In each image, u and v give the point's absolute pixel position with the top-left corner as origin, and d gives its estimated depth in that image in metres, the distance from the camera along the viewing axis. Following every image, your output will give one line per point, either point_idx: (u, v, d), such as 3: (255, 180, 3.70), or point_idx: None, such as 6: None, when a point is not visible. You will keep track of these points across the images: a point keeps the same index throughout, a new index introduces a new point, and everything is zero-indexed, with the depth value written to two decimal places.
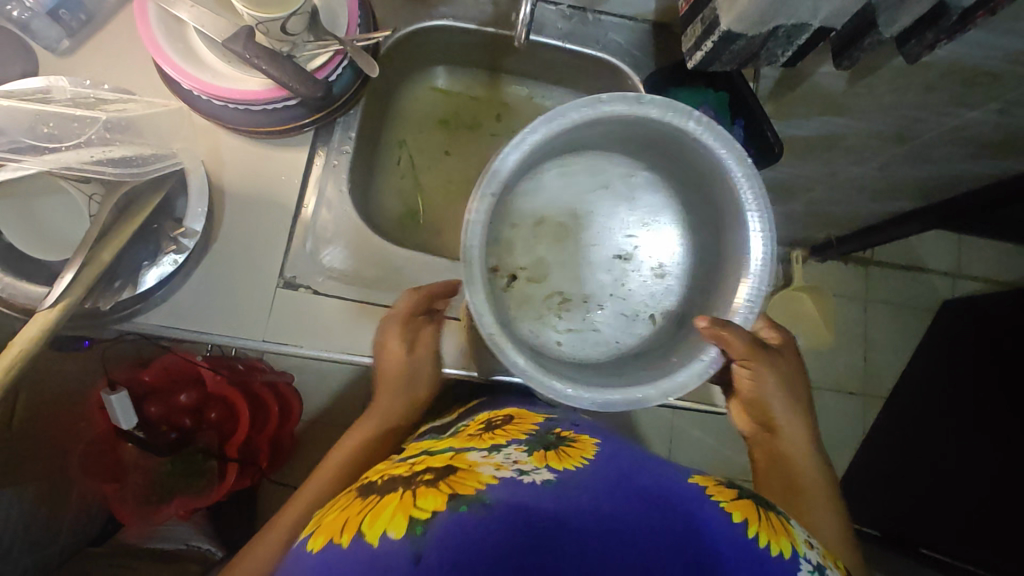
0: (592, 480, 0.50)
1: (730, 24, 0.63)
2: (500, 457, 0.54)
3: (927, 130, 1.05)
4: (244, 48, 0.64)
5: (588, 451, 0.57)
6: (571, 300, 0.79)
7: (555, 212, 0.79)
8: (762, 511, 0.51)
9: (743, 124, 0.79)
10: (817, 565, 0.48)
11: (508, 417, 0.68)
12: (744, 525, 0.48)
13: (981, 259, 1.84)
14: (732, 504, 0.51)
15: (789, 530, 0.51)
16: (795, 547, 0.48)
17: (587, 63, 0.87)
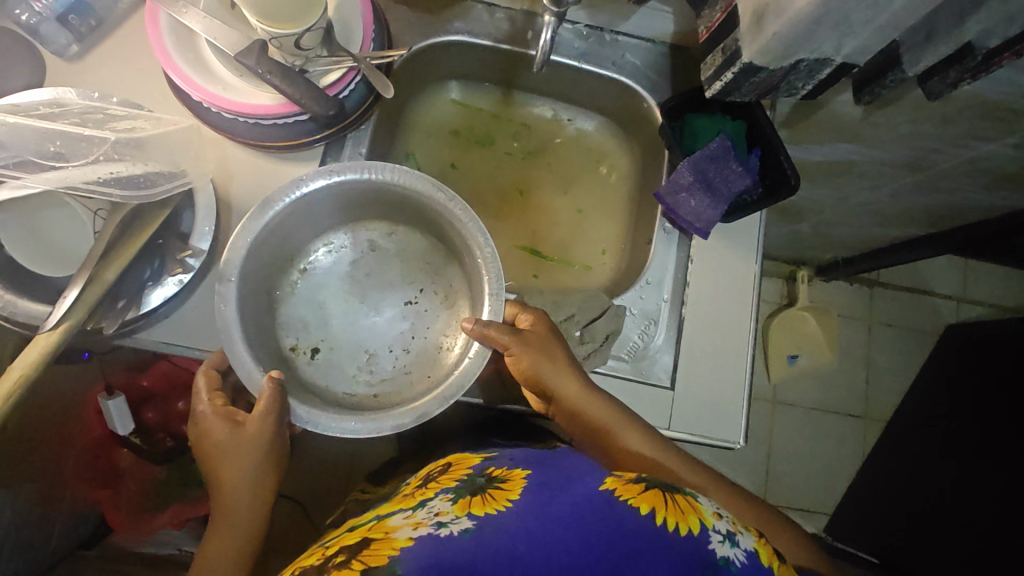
0: (511, 522, 0.52)
1: (752, 58, 0.62)
2: (422, 514, 0.56)
3: (941, 161, 1.04)
4: (257, 63, 0.63)
5: (517, 489, 0.58)
6: (376, 355, 0.78)
7: (332, 285, 0.79)
8: (667, 495, 0.56)
9: (760, 153, 0.76)
10: (727, 535, 0.55)
11: (446, 465, 0.70)
12: (653, 516, 0.52)
13: (986, 284, 1.83)
14: (638, 496, 0.55)
15: (696, 505, 0.57)
16: (703, 522, 0.54)
17: (602, 84, 0.85)
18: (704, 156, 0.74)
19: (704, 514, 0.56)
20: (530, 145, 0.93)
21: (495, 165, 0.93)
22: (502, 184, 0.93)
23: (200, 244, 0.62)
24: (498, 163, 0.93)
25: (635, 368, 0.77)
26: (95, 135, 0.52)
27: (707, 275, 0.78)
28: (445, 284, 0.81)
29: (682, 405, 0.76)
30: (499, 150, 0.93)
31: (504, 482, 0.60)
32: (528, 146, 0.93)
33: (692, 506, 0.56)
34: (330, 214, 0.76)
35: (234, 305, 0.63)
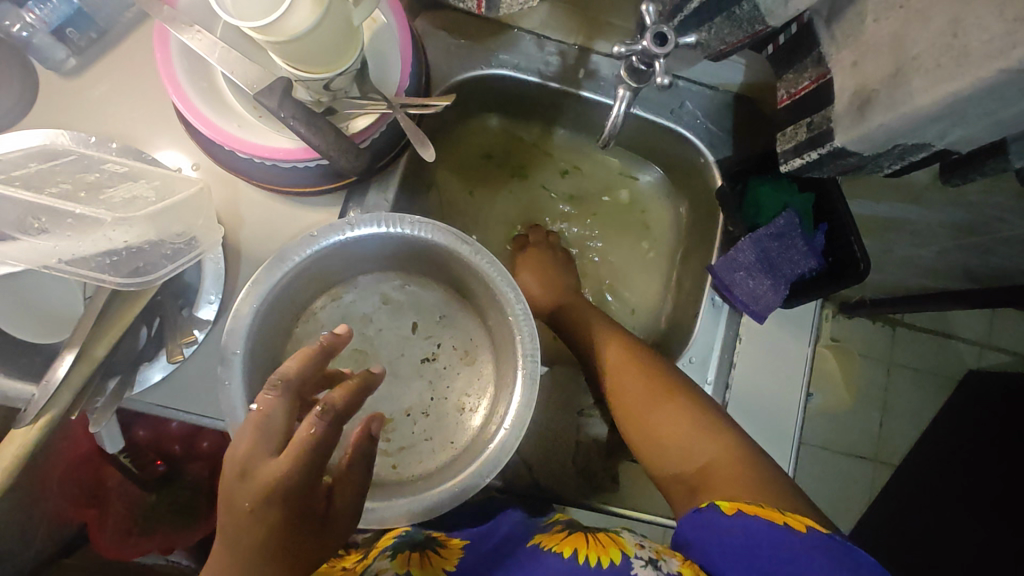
0: None
1: (845, 143, 0.55)
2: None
3: (1004, 230, 0.97)
4: (280, 106, 0.55)
5: (454, 558, 0.55)
6: (389, 426, 0.64)
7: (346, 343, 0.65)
8: (591, 535, 0.52)
9: (828, 229, 0.68)
10: (652, 562, 0.47)
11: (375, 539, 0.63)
12: (573, 559, 0.49)
13: (1012, 331, 1.77)
14: (562, 542, 0.52)
15: (618, 539, 0.51)
16: (625, 552, 0.49)
17: (656, 132, 0.77)
18: (769, 234, 0.67)
19: (628, 543, 0.50)
20: (569, 186, 0.85)
21: (529, 207, 0.85)
22: (534, 228, 0.85)
23: (202, 314, 0.55)
24: (534, 204, 0.85)
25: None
26: (86, 216, 0.44)
27: (756, 358, 0.71)
28: (467, 338, 0.67)
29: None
30: (536, 190, 0.85)
31: (440, 549, 0.56)
32: (568, 187, 0.85)
33: (619, 538, 0.51)
34: (345, 266, 0.62)
35: (239, 376, 0.51)
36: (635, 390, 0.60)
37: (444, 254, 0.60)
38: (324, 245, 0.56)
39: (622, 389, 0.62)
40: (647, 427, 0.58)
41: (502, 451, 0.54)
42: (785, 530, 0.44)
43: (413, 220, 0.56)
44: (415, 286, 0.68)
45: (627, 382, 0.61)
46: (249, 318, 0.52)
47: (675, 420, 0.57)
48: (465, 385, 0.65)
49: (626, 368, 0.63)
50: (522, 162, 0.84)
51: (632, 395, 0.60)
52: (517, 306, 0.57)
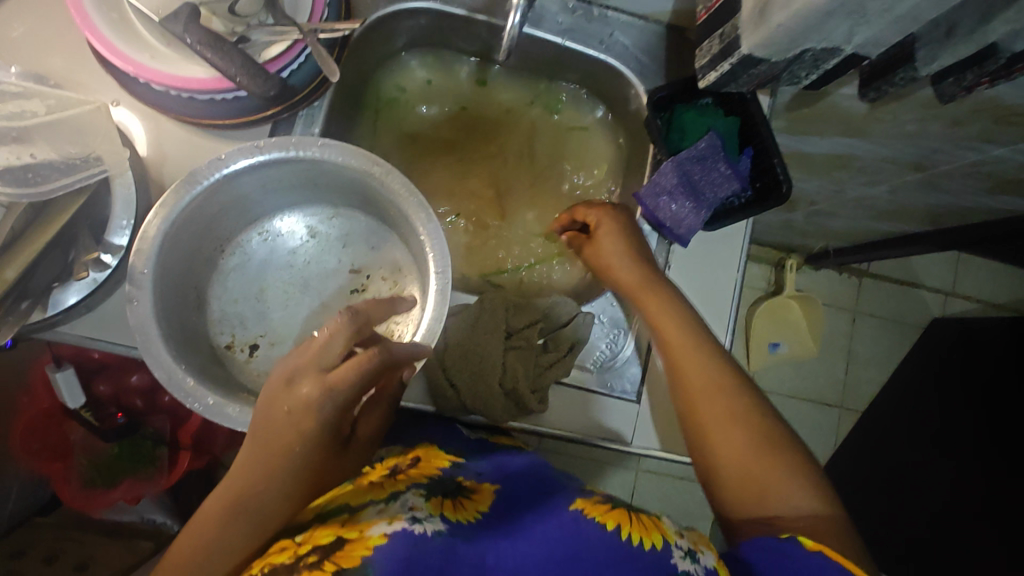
0: (487, 541, 0.49)
1: (752, 48, 0.55)
2: (394, 508, 0.51)
3: (946, 162, 0.98)
4: (186, 31, 0.55)
5: (487, 502, 0.56)
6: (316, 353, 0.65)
7: (276, 275, 0.66)
8: (634, 513, 0.53)
9: (752, 153, 0.70)
10: (690, 553, 0.49)
11: (412, 457, 0.63)
12: (616, 533, 0.49)
13: (975, 278, 1.81)
14: (605, 514, 0.52)
15: (661, 524, 0.52)
16: (666, 539, 0.50)
17: (586, 64, 0.77)
18: (690, 156, 0.67)
19: (667, 530, 0.52)
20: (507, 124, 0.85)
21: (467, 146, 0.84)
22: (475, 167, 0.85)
23: (117, 240, 0.55)
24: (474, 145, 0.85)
25: (595, 379, 0.70)
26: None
27: (686, 284, 0.73)
28: (395, 267, 0.67)
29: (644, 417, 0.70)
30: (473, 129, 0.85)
31: (472, 493, 0.57)
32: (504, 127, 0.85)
33: (658, 522, 0.52)
34: (266, 197, 0.63)
35: (148, 295, 0.51)
36: (738, 421, 0.56)
37: (362, 181, 0.60)
38: (235, 170, 0.56)
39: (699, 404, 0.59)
40: (717, 452, 0.56)
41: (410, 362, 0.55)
42: (820, 558, 0.45)
43: (323, 145, 0.57)
44: (341, 219, 0.68)
45: (705, 402, 0.58)
46: (158, 239, 0.53)
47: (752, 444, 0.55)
48: (393, 311, 0.66)
49: (715, 396, 0.58)
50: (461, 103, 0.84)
51: (721, 428, 0.56)
52: (430, 226, 0.57)
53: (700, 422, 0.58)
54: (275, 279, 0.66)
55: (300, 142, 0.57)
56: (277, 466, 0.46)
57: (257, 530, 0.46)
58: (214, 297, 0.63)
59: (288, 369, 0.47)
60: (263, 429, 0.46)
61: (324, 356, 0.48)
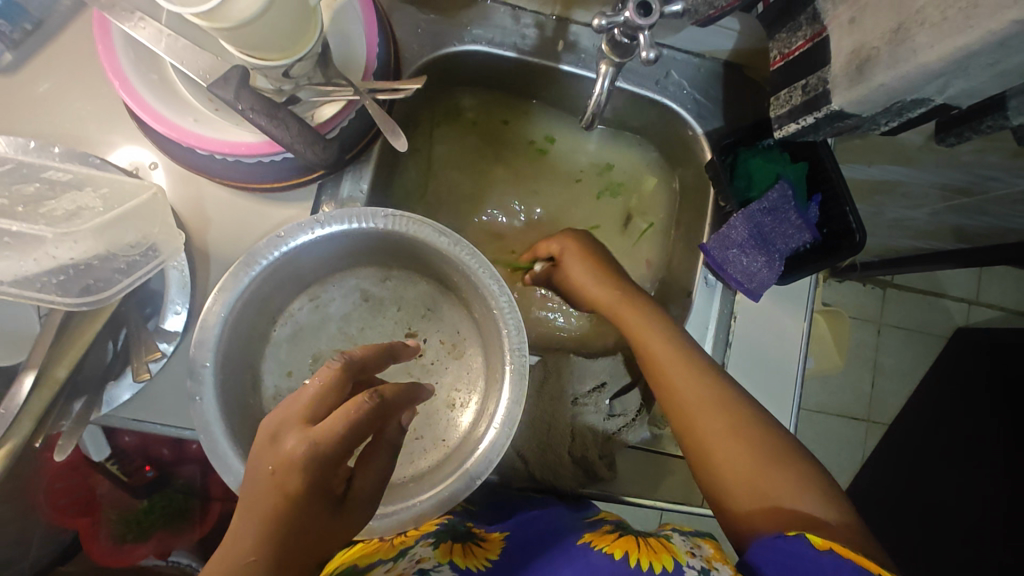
0: None
1: (842, 105, 0.52)
2: (402, 565, 0.50)
3: (996, 189, 0.95)
4: (237, 98, 0.51)
5: (496, 548, 0.54)
6: None
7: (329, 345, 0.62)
8: (640, 540, 0.51)
9: (821, 200, 0.67)
10: (705, 570, 0.48)
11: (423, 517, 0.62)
12: (625, 561, 0.47)
13: (999, 286, 1.79)
14: (612, 544, 0.50)
15: (669, 545, 0.51)
16: (677, 560, 0.48)
17: (640, 104, 0.74)
18: (761, 209, 0.64)
19: (678, 551, 0.50)
20: (556, 167, 0.81)
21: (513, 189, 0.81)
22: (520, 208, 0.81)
23: (169, 325, 0.52)
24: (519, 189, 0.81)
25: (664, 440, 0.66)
26: (24, 233, 0.44)
27: (753, 335, 0.70)
28: (455, 331, 0.64)
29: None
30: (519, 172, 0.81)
31: (482, 541, 0.55)
32: (552, 171, 0.81)
33: (669, 545, 0.51)
34: (318, 266, 0.59)
35: (211, 390, 0.48)
36: (714, 415, 0.54)
37: (425, 250, 0.57)
38: (295, 246, 0.52)
39: (682, 405, 0.56)
40: (706, 453, 0.53)
41: (492, 449, 0.52)
42: (833, 557, 0.41)
43: (385, 219, 0.53)
44: (394, 280, 0.64)
45: (695, 404, 0.55)
46: (219, 330, 0.49)
47: (744, 442, 0.52)
48: (456, 378, 0.63)
49: (709, 403, 0.54)
50: (509, 145, 0.80)
51: (712, 427, 0.53)
52: (504, 299, 0.54)
53: (686, 422, 0.55)
54: (330, 348, 0.62)
55: (361, 215, 0.53)
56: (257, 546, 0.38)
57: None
58: (266, 371, 0.59)
59: (274, 424, 0.42)
60: (245, 496, 0.40)
61: (316, 404, 0.42)
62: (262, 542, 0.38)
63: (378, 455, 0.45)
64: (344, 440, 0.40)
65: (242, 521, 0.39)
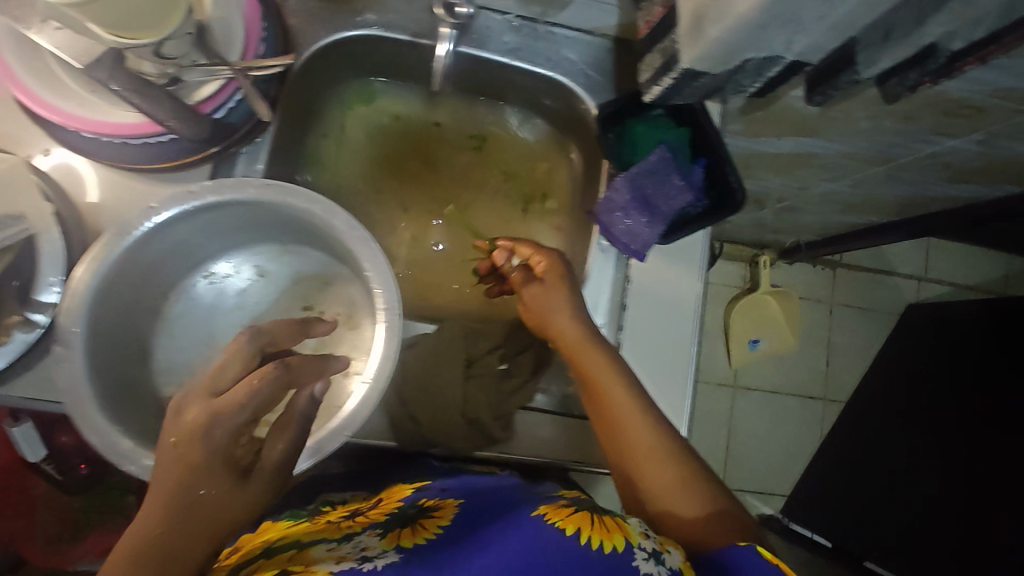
0: (440, 559, 0.46)
1: (691, 63, 0.55)
2: (345, 550, 0.49)
3: (903, 155, 0.98)
4: (111, 78, 0.53)
5: (449, 516, 0.53)
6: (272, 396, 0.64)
7: (222, 322, 0.64)
8: (596, 517, 0.48)
9: (705, 164, 0.69)
10: (656, 553, 0.45)
11: (378, 493, 0.60)
12: (578, 538, 0.44)
13: (947, 262, 1.83)
14: (566, 518, 0.47)
15: (624, 525, 0.47)
16: (630, 539, 0.45)
17: (537, 83, 0.76)
18: (640, 171, 0.67)
19: (633, 531, 0.46)
20: (461, 147, 0.85)
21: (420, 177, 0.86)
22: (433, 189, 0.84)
23: (45, 299, 0.55)
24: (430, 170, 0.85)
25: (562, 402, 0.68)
26: None
27: (649, 299, 0.71)
28: (348, 305, 0.65)
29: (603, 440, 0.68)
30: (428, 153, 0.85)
31: (434, 511, 0.54)
32: (459, 151, 0.86)
33: (623, 523, 0.47)
34: (202, 242, 0.60)
35: (81, 356, 0.49)
36: (641, 425, 0.57)
37: (300, 219, 0.58)
38: (166, 219, 0.54)
39: (612, 418, 0.58)
40: (629, 450, 0.57)
41: (359, 402, 0.54)
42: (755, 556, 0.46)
43: (253, 185, 0.54)
44: (290, 257, 0.66)
45: (624, 416, 0.58)
46: (83, 300, 0.50)
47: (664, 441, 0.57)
48: (351, 345, 0.65)
49: (638, 415, 0.58)
50: (419, 131, 0.85)
51: (640, 435, 0.57)
52: (374, 258, 0.56)
53: (618, 428, 0.58)
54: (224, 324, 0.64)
55: (227, 185, 0.54)
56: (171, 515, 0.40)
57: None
58: (158, 345, 0.61)
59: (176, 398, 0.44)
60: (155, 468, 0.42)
61: (218, 380, 0.46)
62: (179, 504, 0.41)
63: (283, 429, 0.49)
64: (251, 395, 0.45)
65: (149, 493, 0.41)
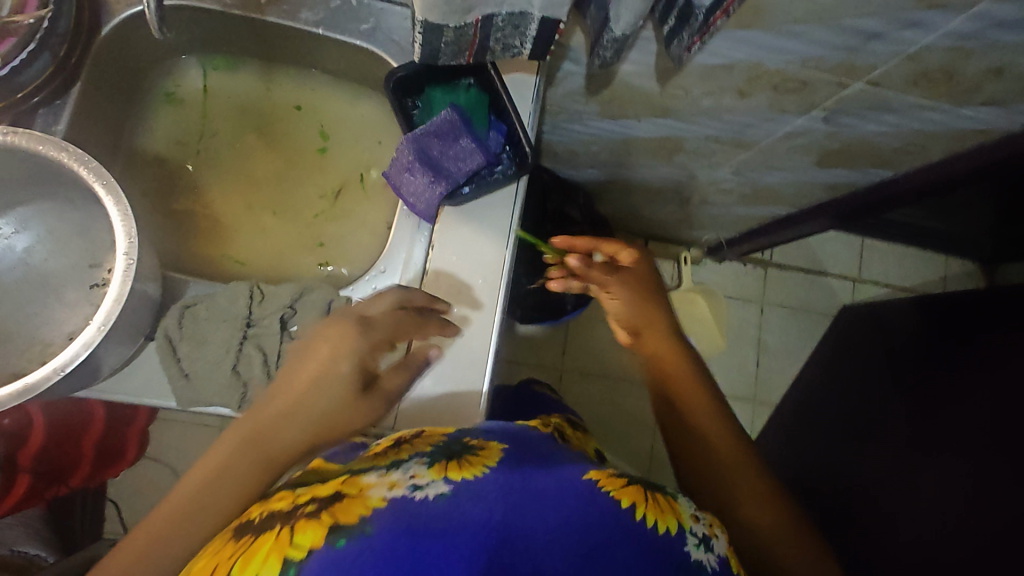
0: (486, 488, 0.53)
1: (424, 14, 0.54)
2: (397, 472, 0.54)
3: (763, 137, 0.98)
4: None
5: (496, 455, 0.59)
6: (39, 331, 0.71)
7: None
8: (648, 492, 0.57)
9: (500, 129, 0.72)
10: (704, 539, 0.56)
11: (418, 432, 0.65)
12: (637, 516, 0.54)
13: (882, 262, 1.80)
14: (619, 489, 0.56)
15: (676, 506, 0.57)
16: (680, 523, 0.55)
17: (355, 55, 0.78)
18: (426, 131, 0.67)
19: (683, 512, 0.57)
20: (295, 126, 0.88)
21: (259, 153, 0.88)
22: (271, 165, 0.87)
23: None
24: (264, 148, 0.88)
25: None
26: None
27: (451, 260, 0.72)
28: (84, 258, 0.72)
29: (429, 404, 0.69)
30: (265, 135, 0.88)
31: (480, 450, 0.60)
32: (293, 129, 0.88)
33: (675, 504, 0.58)
34: None
35: None
36: (744, 466, 0.75)
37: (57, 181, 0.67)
38: None
39: (694, 424, 0.79)
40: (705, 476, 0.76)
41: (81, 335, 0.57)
42: None
43: None
44: None
45: (727, 454, 0.76)
46: None
47: (744, 482, 0.74)
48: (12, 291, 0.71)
49: (735, 453, 0.76)
50: (259, 118, 0.88)
51: (738, 474, 0.74)
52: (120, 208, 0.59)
53: (695, 453, 0.78)
54: None
55: None
56: (317, 401, 0.62)
57: (234, 495, 0.57)
58: None
59: (344, 335, 0.63)
60: (308, 392, 0.61)
61: (328, 369, 0.62)
62: (316, 409, 0.61)
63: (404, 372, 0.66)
64: (384, 403, 0.65)
65: (312, 397, 0.62)
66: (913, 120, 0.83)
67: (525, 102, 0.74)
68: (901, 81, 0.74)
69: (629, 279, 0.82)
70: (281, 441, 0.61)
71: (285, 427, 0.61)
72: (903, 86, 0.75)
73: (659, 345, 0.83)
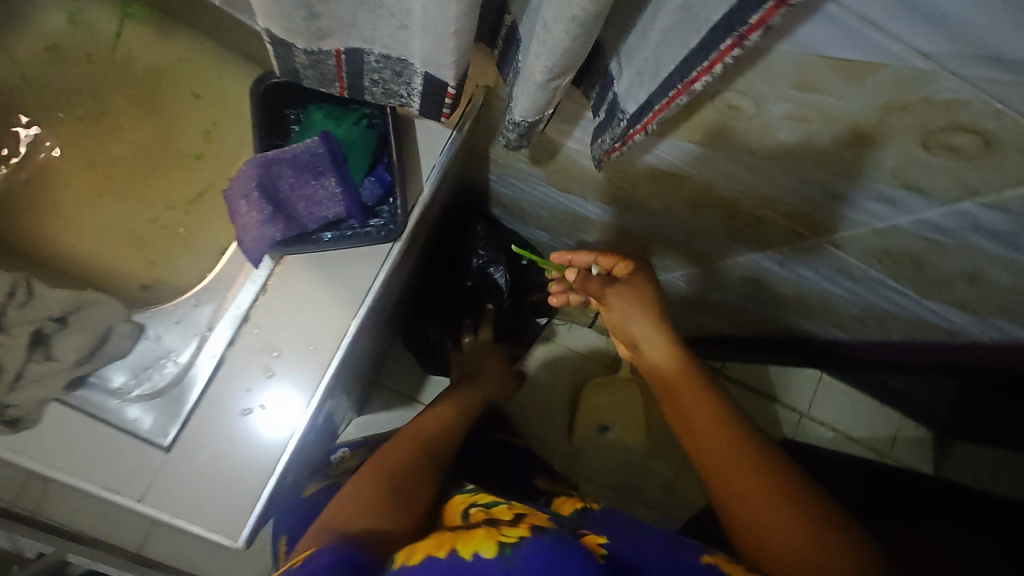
0: (645, 564, 0.49)
1: (268, 28, 0.41)
2: (535, 531, 0.49)
3: (715, 258, 0.86)
4: None
5: (602, 542, 0.50)
6: None
7: None
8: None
9: (383, 177, 0.60)
10: None
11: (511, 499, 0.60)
12: None
13: (838, 406, 1.68)
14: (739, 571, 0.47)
15: None
16: None
17: None
18: (282, 158, 0.54)
19: None
20: (190, 107, 0.79)
21: (143, 124, 0.79)
22: (150, 140, 0.78)
23: None
24: (151, 121, 0.79)
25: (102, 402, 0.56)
26: None
27: (277, 315, 0.59)
28: None
29: (189, 487, 0.56)
30: (158, 108, 0.79)
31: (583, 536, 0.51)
32: (185, 108, 0.79)
33: None
34: None
35: None
36: (746, 488, 0.51)
37: None
38: None
39: (699, 437, 0.56)
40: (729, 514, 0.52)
41: None
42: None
43: None
44: None
45: (730, 483, 0.52)
46: None
47: (778, 511, 0.48)
48: None
49: (744, 468, 0.52)
50: (153, 102, 0.80)
51: (740, 494, 0.51)
52: None
53: (717, 489, 0.53)
54: None
55: None
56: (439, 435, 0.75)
57: (384, 509, 0.57)
58: None
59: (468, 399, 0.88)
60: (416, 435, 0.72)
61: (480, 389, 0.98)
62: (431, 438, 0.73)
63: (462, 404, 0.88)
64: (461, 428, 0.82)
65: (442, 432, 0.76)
66: (874, 293, 0.72)
67: (429, 153, 0.62)
68: (862, 251, 0.63)
69: (628, 279, 0.66)
70: (408, 458, 0.67)
71: (394, 474, 0.63)
72: (864, 257, 0.64)
73: (647, 340, 0.65)
